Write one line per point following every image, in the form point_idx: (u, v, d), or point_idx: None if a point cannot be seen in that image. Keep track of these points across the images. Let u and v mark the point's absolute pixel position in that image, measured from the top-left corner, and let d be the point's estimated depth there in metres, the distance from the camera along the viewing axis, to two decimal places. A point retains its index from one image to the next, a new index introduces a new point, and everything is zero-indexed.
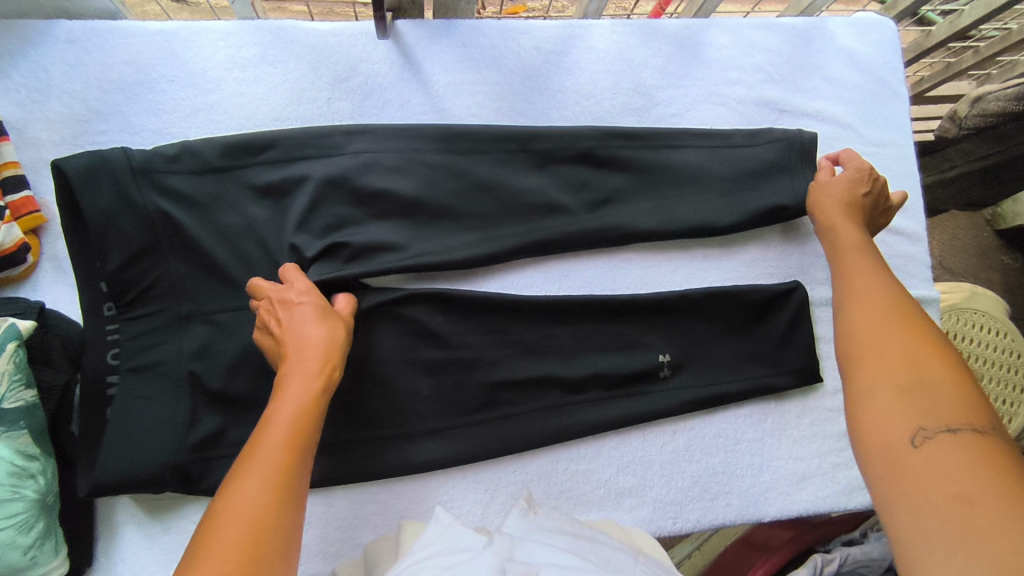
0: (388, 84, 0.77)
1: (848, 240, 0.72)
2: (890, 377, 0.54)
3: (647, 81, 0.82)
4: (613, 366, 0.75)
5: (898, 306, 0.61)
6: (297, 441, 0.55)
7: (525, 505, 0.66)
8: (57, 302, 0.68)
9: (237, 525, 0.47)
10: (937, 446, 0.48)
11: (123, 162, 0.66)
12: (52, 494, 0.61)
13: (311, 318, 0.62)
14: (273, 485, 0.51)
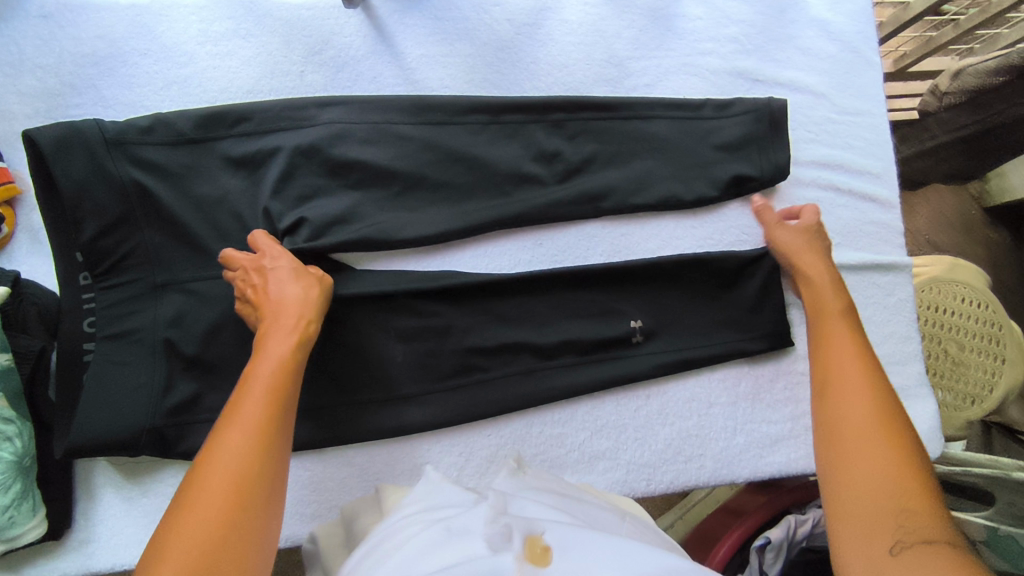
0: (361, 57, 0.77)
1: (831, 315, 0.71)
2: (872, 481, 0.53)
3: (620, 52, 0.83)
4: (586, 333, 0.76)
5: (880, 401, 0.60)
6: (279, 389, 0.56)
7: (513, 464, 0.65)
8: (34, 271, 0.69)
9: (219, 478, 0.48)
10: (913, 558, 0.47)
11: (97, 134, 0.66)
12: (29, 457, 0.63)
13: (287, 278, 0.64)
14: (256, 435, 0.52)
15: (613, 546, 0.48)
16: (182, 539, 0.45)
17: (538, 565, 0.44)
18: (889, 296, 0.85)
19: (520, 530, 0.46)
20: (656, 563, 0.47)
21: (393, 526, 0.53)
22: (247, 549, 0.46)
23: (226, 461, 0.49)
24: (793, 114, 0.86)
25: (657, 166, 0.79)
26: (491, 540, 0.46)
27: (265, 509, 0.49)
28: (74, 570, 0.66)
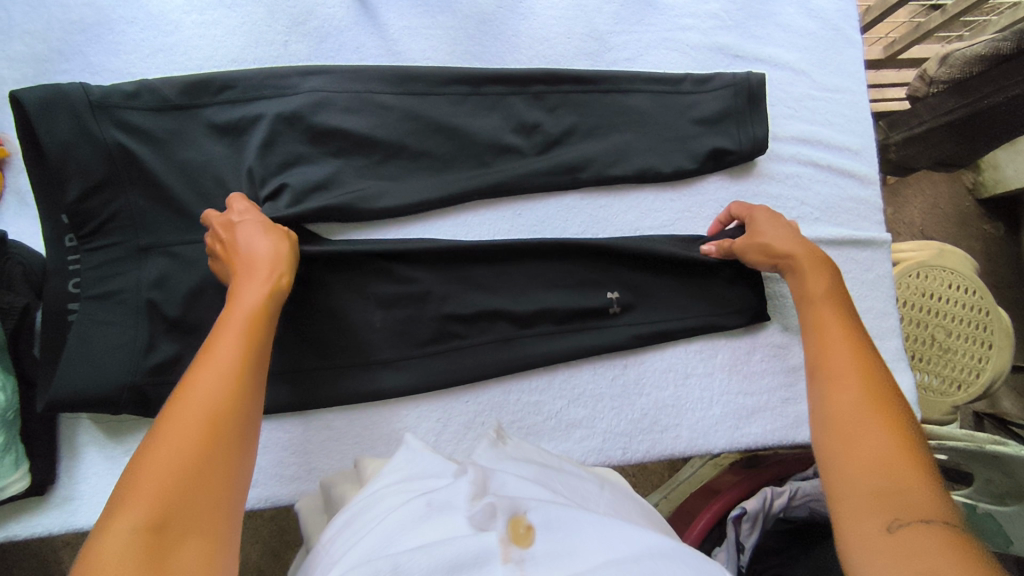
0: (344, 27, 0.78)
1: (824, 303, 0.66)
2: (865, 463, 0.51)
3: (600, 26, 0.84)
4: (564, 302, 0.77)
5: (875, 386, 0.56)
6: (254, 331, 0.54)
7: (493, 436, 0.61)
8: (21, 233, 0.71)
9: (192, 410, 0.46)
10: (911, 541, 0.45)
11: (84, 98, 0.68)
12: (12, 410, 0.64)
13: (259, 236, 0.63)
14: (230, 370, 0.50)
15: (602, 532, 0.45)
16: (152, 468, 0.42)
17: (522, 547, 0.42)
18: (867, 272, 0.85)
19: (505, 510, 0.43)
20: (640, 543, 0.45)
21: (372, 496, 0.53)
22: (221, 481, 0.44)
23: (199, 394, 0.47)
24: (773, 90, 0.87)
25: (635, 139, 0.80)
26: (475, 521, 0.43)
27: (241, 442, 0.47)
28: (56, 526, 0.67)
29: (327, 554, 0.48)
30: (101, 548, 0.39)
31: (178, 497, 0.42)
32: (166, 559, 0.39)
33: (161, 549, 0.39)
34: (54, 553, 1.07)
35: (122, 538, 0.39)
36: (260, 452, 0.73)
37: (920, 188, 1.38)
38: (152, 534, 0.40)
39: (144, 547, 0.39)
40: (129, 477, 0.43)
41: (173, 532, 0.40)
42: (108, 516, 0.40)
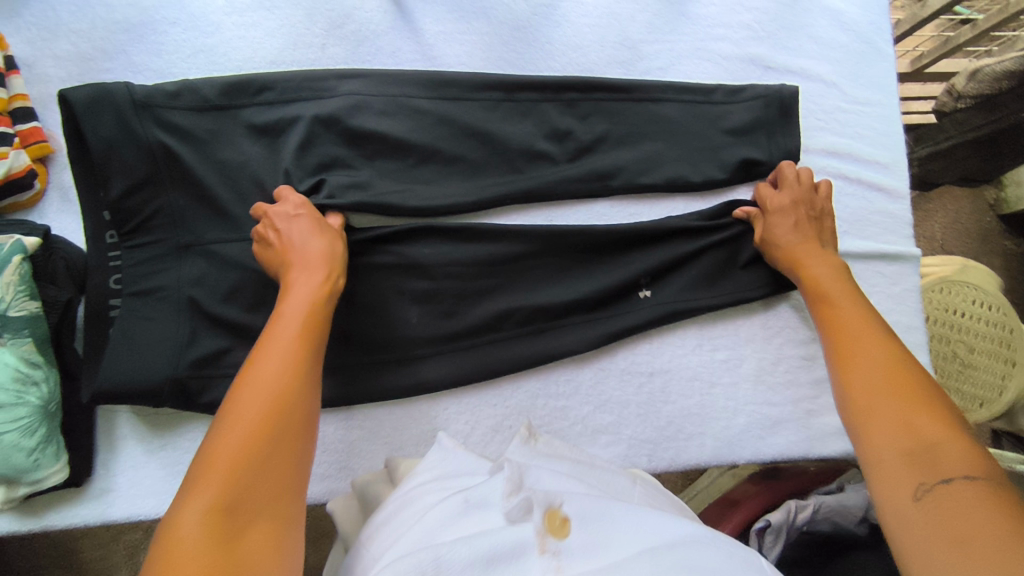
0: (381, 31, 0.80)
1: (843, 305, 0.71)
2: (889, 437, 0.57)
3: (633, 35, 0.85)
4: (596, 287, 0.77)
5: (891, 370, 0.63)
6: (307, 330, 0.59)
7: (525, 433, 0.59)
8: (63, 228, 0.72)
9: (255, 403, 0.51)
10: (934, 502, 0.51)
11: (127, 97, 0.69)
12: (55, 403, 0.65)
13: (311, 232, 0.66)
14: (287, 367, 0.55)
15: (633, 519, 0.45)
16: (221, 454, 0.47)
17: (559, 538, 0.41)
18: (894, 285, 0.85)
19: (540, 503, 0.43)
20: (674, 533, 0.44)
21: (409, 493, 0.54)
22: (281, 469, 0.49)
23: (259, 389, 0.52)
24: (804, 102, 0.87)
25: (667, 149, 0.81)
26: (510, 513, 0.43)
27: (298, 433, 0.52)
28: (93, 517, 0.68)
29: (369, 552, 0.49)
30: (179, 526, 0.43)
31: (243, 482, 0.46)
32: (237, 537, 0.44)
33: (231, 528, 0.44)
34: (74, 543, 1.08)
35: (197, 517, 0.43)
36: None
37: (943, 203, 1.37)
38: (224, 515, 0.44)
39: (216, 526, 0.43)
40: (201, 462, 0.47)
41: (241, 513, 0.45)
42: (183, 498, 0.45)
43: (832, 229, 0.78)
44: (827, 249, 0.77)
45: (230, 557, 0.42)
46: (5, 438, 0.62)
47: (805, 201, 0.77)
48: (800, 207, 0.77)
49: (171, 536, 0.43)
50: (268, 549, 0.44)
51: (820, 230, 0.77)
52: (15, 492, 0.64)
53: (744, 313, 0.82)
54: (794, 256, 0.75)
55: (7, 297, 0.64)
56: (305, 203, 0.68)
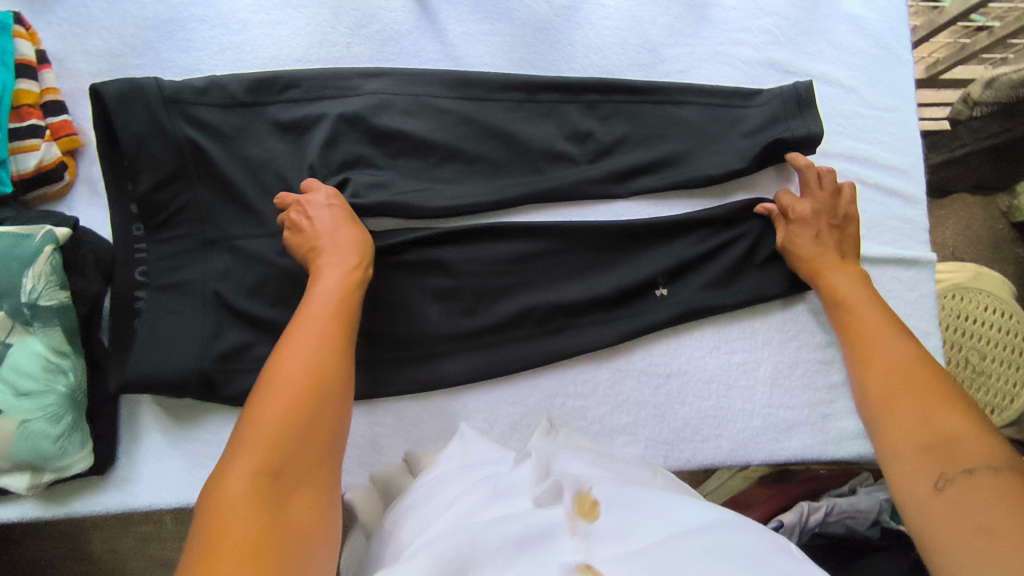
0: (405, 31, 0.81)
1: (861, 306, 0.72)
2: (908, 429, 0.58)
3: (654, 38, 0.85)
4: (612, 283, 0.77)
5: (912, 365, 0.64)
6: (342, 307, 0.61)
7: (546, 424, 0.61)
8: (91, 221, 0.73)
9: (296, 374, 0.53)
10: (955, 490, 0.51)
11: (156, 93, 0.69)
12: (81, 392, 0.67)
13: (341, 220, 0.68)
14: (324, 341, 0.57)
15: (660, 504, 0.45)
16: (265, 421, 0.49)
17: (589, 521, 0.43)
18: (911, 291, 0.85)
19: (569, 487, 0.45)
20: (700, 517, 0.44)
21: (433, 482, 0.55)
22: (320, 438, 0.51)
23: (299, 361, 0.54)
24: (823, 107, 0.87)
25: (687, 151, 0.81)
26: (539, 498, 0.44)
27: (336, 404, 0.54)
28: (115, 506, 0.69)
29: (394, 538, 0.50)
30: (229, 485, 0.46)
31: (287, 448, 0.48)
32: (283, 500, 0.46)
33: (277, 491, 0.46)
34: (85, 534, 1.09)
35: (246, 479, 0.46)
36: None
37: (956, 211, 1.37)
38: (270, 478, 0.47)
39: (263, 489, 0.46)
40: (246, 426, 0.50)
41: (285, 477, 0.47)
42: (232, 459, 0.48)
43: (855, 236, 0.79)
44: (850, 260, 0.78)
45: (277, 517, 0.45)
46: (33, 425, 0.64)
47: (826, 210, 0.78)
48: (821, 217, 0.78)
49: (222, 494, 0.45)
50: (310, 512, 0.47)
51: (841, 239, 0.78)
52: (40, 479, 0.65)
53: (762, 316, 0.82)
54: (814, 266, 0.76)
55: (40, 287, 0.65)
56: (335, 194, 0.69)
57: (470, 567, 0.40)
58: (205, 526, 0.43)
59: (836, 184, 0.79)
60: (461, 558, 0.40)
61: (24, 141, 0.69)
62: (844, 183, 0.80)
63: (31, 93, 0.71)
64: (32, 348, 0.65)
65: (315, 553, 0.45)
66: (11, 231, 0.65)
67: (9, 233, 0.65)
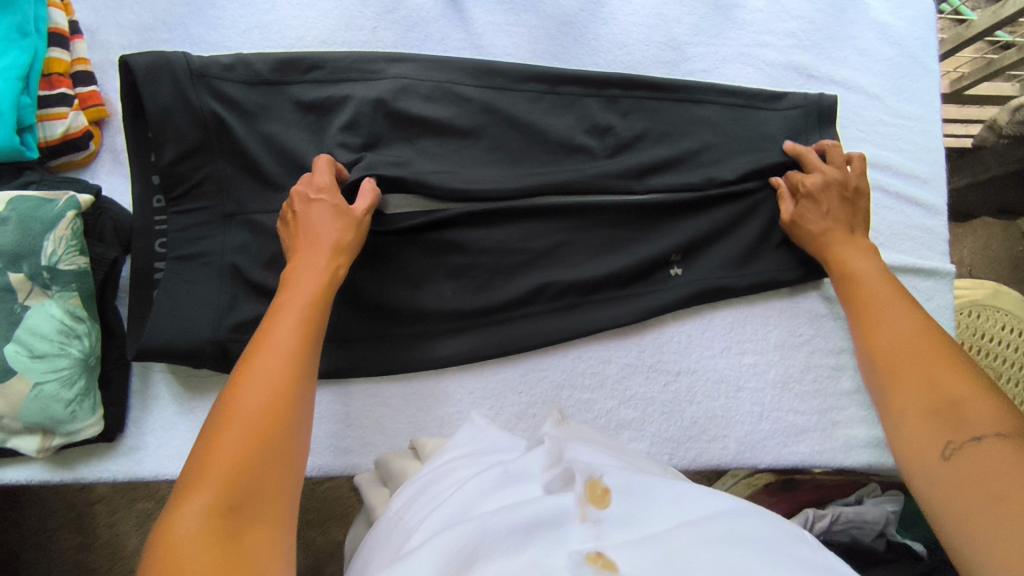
0: (432, 18, 0.81)
1: (876, 289, 0.71)
2: (918, 398, 0.60)
3: (679, 36, 0.85)
4: (627, 261, 0.77)
5: (921, 338, 0.64)
6: (304, 327, 0.60)
7: (557, 415, 0.59)
8: (112, 190, 0.74)
9: (254, 404, 0.52)
10: (963, 457, 0.53)
11: (183, 66, 0.69)
12: (95, 357, 0.67)
13: (330, 219, 0.67)
14: (285, 366, 0.56)
15: (673, 491, 0.45)
16: (221, 455, 0.49)
17: (599, 507, 0.41)
18: (927, 301, 0.84)
19: (580, 473, 0.44)
20: (711, 505, 0.43)
21: (444, 467, 0.55)
22: (277, 469, 0.50)
23: (256, 389, 0.54)
24: (847, 113, 0.87)
25: (710, 151, 0.80)
26: (550, 486, 0.44)
27: (292, 433, 0.53)
28: (122, 473, 0.69)
29: (404, 520, 0.50)
30: (180, 525, 0.44)
31: (241, 482, 0.48)
32: (240, 535, 0.45)
33: (233, 527, 0.45)
34: (89, 507, 1.10)
35: (199, 515, 0.45)
36: (317, 422, 0.74)
37: (974, 230, 1.36)
38: (224, 515, 0.46)
39: (217, 526, 0.45)
40: (199, 460, 0.49)
41: (242, 512, 0.46)
42: (182, 497, 0.46)
43: (866, 210, 0.78)
44: (857, 233, 0.76)
45: (235, 553, 0.44)
46: (46, 388, 0.65)
47: (838, 184, 0.76)
48: (831, 191, 0.76)
49: (173, 534, 0.44)
50: (271, 546, 0.46)
51: (853, 213, 0.77)
52: (50, 442, 0.66)
53: (774, 320, 0.81)
54: (824, 246, 0.75)
55: (59, 251, 0.66)
56: (329, 184, 0.68)
57: (481, 554, 0.39)
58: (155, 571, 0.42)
59: (837, 155, 0.78)
60: (472, 544, 0.40)
61: (53, 109, 0.70)
62: (855, 157, 0.79)
63: (63, 62, 0.72)
64: (48, 311, 0.65)
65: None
66: (35, 195, 0.66)
67: (32, 197, 0.66)
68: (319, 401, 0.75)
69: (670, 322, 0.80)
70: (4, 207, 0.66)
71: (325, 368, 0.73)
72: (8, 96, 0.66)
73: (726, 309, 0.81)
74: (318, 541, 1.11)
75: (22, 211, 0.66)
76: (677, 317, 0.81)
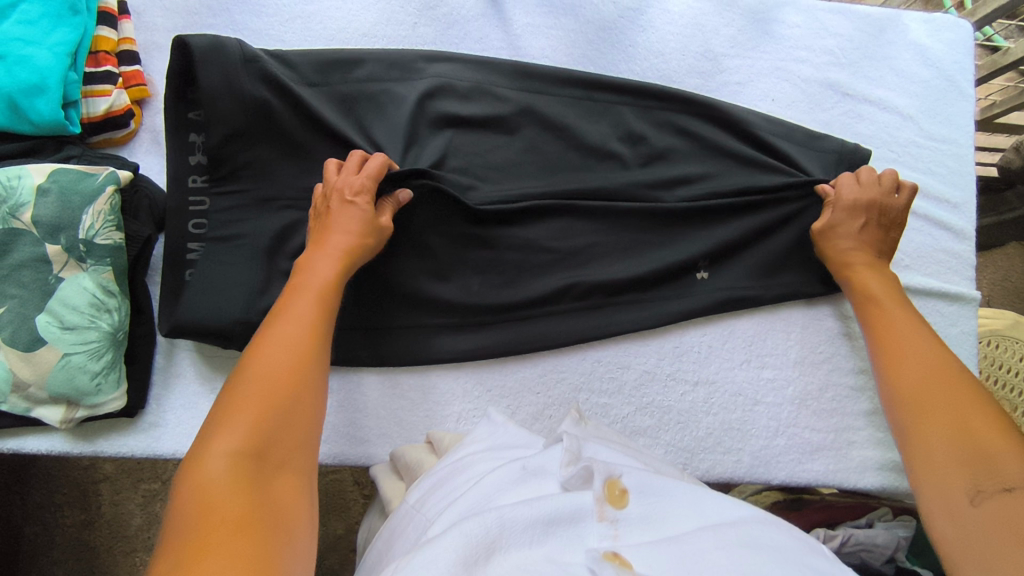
0: (471, 17, 0.82)
1: (900, 324, 0.71)
2: (944, 440, 0.59)
3: (715, 47, 0.85)
4: (658, 263, 0.77)
5: (943, 373, 0.64)
6: (323, 301, 0.63)
7: (576, 413, 0.59)
8: (149, 169, 0.75)
9: (278, 364, 0.55)
10: (991, 504, 0.52)
11: (238, 49, 0.69)
12: (123, 332, 0.68)
13: (356, 224, 0.67)
14: (306, 334, 0.59)
15: (692, 495, 0.45)
16: (245, 410, 0.50)
17: (617, 507, 0.41)
18: (951, 326, 0.83)
19: (600, 472, 0.43)
20: (731, 512, 0.43)
21: (466, 459, 0.55)
22: (297, 429, 0.52)
23: (280, 351, 0.56)
24: (881, 133, 0.86)
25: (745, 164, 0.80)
26: (566, 482, 0.44)
27: (313, 394, 0.55)
28: (140, 449, 0.70)
29: (419, 513, 0.49)
30: (207, 466, 0.46)
31: (268, 431, 0.50)
32: (266, 481, 0.46)
33: (260, 469, 0.47)
34: (94, 485, 1.11)
35: (229, 456, 0.46)
36: (334, 411, 0.74)
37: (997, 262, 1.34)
38: (250, 462, 0.47)
39: (247, 466, 0.46)
40: (224, 410, 0.51)
41: (268, 458, 0.48)
42: (209, 441, 0.48)
43: (896, 240, 0.78)
44: (882, 259, 0.76)
45: (264, 494, 0.45)
46: (74, 359, 0.66)
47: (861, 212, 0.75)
48: (868, 213, 0.75)
49: (199, 473, 0.45)
50: (293, 497, 0.47)
51: (883, 240, 0.77)
52: (74, 413, 0.67)
53: (796, 335, 0.81)
54: (849, 265, 0.75)
55: (97, 225, 0.67)
56: (363, 187, 0.68)
57: (499, 546, 0.39)
58: (185, 501, 0.43)
59: (885, 178, 0.77)
60: (491, 537, 0.39)
61: (98, 86, 0.71)
62: (905, 184, 0.77)
63: (109, 41, 0.73)
64: (81, 283, 0.66)
65: (300, 534, 0.45)
66: (77, 168, 0.68)
67: (73, 170, 0.68)
68: (338, 390, 0.75)
69: (691, 332, 0.80)
70: (46, 179, 0.67)
71: (354, 355, 0.74)
72: (56, 71, 0.67)
73: (748, 322, 0.81)
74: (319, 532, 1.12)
75: (62, 183, 0.67)
76: (698, 327, 0.80)
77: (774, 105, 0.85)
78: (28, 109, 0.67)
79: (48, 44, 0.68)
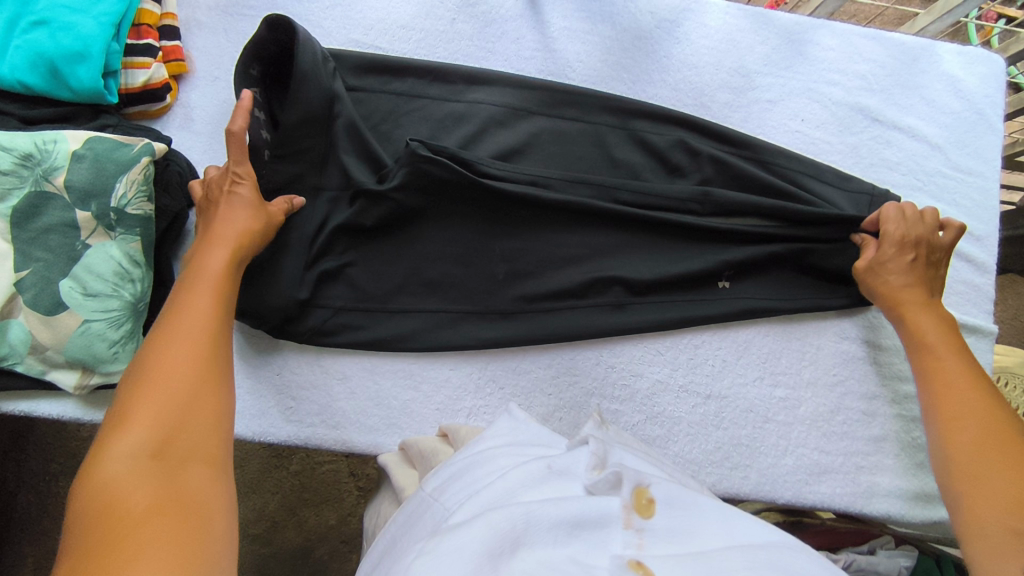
0: (509, 17, 0.83)
1: (953, 373, 0.69)
2: (998, 512, 0.56)
3: (749, 64, 0.86)
4: (682, 269, 0.77)
5: (995, 435, 0.62)
6: (218, 296, 0.61)
7: (597, 418, 0.59)
8: (180, 143, 0.76)
9: (177, 360, 0.53)
10: None
11: (321, 49, 0.71)
12: (144, 303, 0.68)
13: (240, 209, 0.66)
14: (205, 330, 0.57)
15: (721, 513, 0.44)
16: (142, 414, 0.49)
17: (644, 517, 0.41)
18: None
19: (629, 479, 0.43)
20: (756, 534, 0.42)
21: (483, 454, 0.54)
22: (206, 417, 0.51)
23: (173, 350, 0.54)
24: (908, 161, 0.86)
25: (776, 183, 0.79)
26: (593, 487, 0.44)
27: (222, 383, 0.54)
28: None
29: (436, 505, 0.49)
30: (106, 476, 0.45)
31: (171, 428, 0.49)
32: (175, 477, 0.46)
33: (167, 470, 0.46)
34: None
35: (129, 460, 0.46)
36: (346, 397, 0.74)
37: None
38: (155, 462, 0.46)
39: (151, 471, 0.45)
40: (116, 420, 0.49)
41: (174, 454, 0.47)
42: (104, 454, 0.46)
43: (942, 279, 0.77)
44: (935, 299, 0.75)
45: (174, 489, 0.45)
46: (94, 326, 0.66)
47: (901, 259, 0.74)
48: (917, 249, 0.75)
49: (98, 484, 0.44)
50: (210, 483, 0.47)
51: (932, 279, 0.76)
52: (88, 380, 0.67)
53: (811, 356, 0.81)
54: (903, 294, 0.74)
55: (129, 194, 0.67)
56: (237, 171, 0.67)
57: (524, 542, 0.39)
58: (90, 518, 0.42)
59: (931, 217, 0.77)
60: (515, 531, 0.39)
61: (138, 57, 0.72)
62: (951, 224, 0.77)
63: (152, 14, 0.74)
64: (108, 251, 0.67)
65: (219, 519, 0.45)
66: (112, 137, 0.68)
67: (110, 139, 0.68)
68: (351, 376, 0.75)
69: (707, 345, 0.80)
70: (81, 146, 0.67)
71: (377, 337, 0.74)
72: (100, 41, 0.68)
73: (763, 340, 0.81)
74: (311, 522, 1.11)
75: (97, 151, 0.67)
76: (714, 342, 0.80)
77: (804, 125, 0.85)
78: (69, 75, 0.68)
79: (94, 14, 0.69)
